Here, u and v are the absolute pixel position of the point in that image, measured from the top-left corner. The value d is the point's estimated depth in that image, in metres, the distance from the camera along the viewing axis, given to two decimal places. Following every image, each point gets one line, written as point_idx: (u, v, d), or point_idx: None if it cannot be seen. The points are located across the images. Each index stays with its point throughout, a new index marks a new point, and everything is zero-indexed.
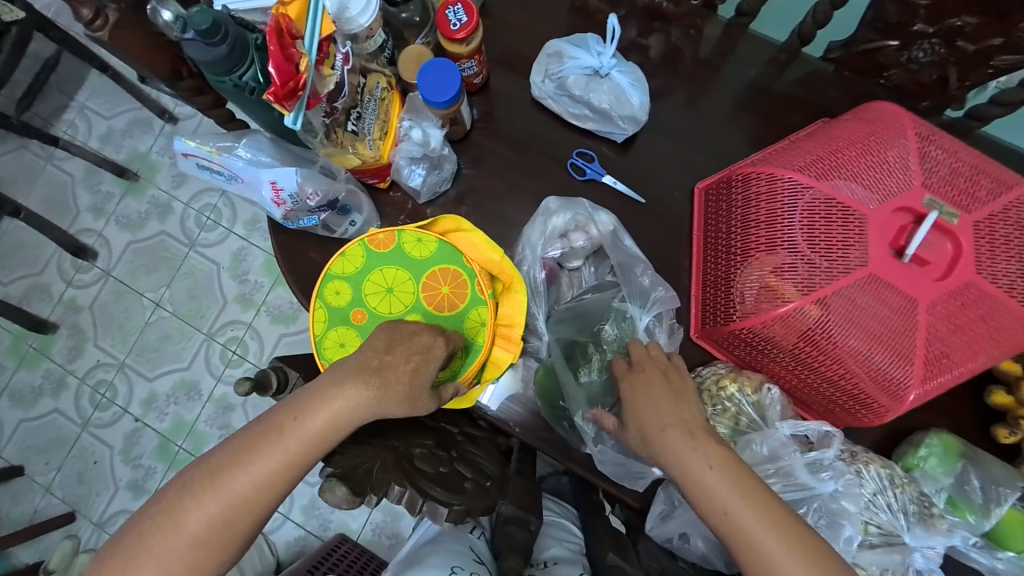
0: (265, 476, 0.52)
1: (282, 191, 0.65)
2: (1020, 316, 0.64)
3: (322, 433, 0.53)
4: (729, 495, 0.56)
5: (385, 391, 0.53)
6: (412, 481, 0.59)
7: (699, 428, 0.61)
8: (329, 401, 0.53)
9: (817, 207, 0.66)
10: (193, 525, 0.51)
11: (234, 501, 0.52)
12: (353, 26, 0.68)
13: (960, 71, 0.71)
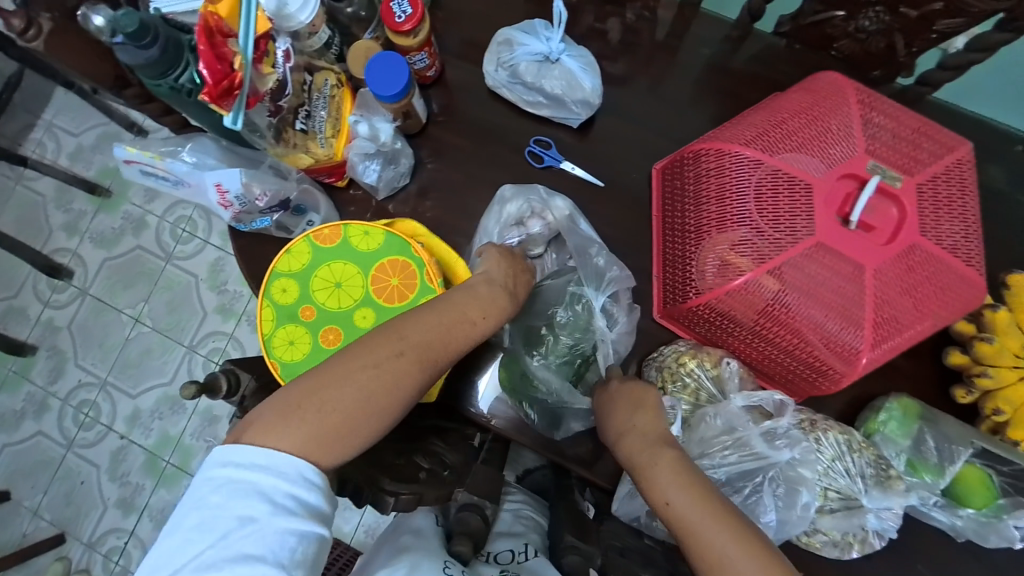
0: (378, 398, 0.49)
1: (228, 193, 0.67)
2: (966, 277, 0.59)
3: (420, 355, 0.52)
4: (695, 516, 0.50)
5: (494, 305, 0.57)
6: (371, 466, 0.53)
7: (658, 440, 0.55)
8: (448, 313, 0.54)
9: (763, 177, 0.62)
10: (332, 413, 0.48)
11: (351, 402, 0.49)
12: (294, 22, 0.68)
13: (906, 37, 0.72)
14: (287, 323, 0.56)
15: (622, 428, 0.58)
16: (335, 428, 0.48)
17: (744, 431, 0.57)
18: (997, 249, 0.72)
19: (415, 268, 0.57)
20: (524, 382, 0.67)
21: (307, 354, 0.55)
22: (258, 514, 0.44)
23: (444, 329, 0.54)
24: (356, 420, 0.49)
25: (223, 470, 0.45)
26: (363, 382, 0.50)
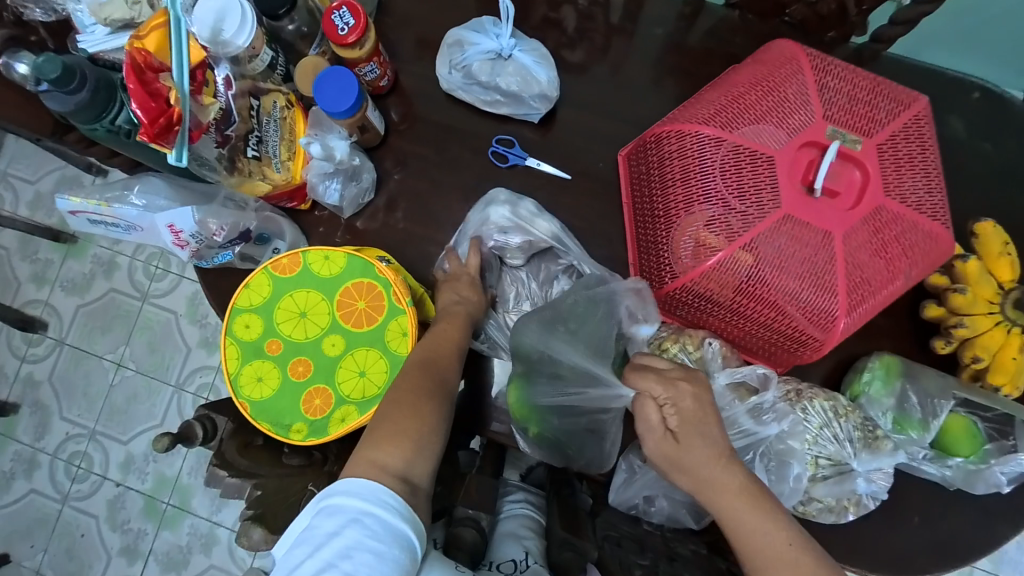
0: (412, 398, 0.50)
1: (182, 232, 0.66)
2: (933, 232, 0.59)
3: (428, 355, 0.53)
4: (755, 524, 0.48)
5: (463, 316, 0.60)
6: None
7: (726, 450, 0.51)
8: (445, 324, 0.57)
9: (725, 153, 0.62)
10: (389, 436, 0.48)
11: (403, 414, 0.49)
12: (232, 48, 0.66)
13: None
14: (253, 360, 0.55)
15: (703, 453, 0.50)
16: (392, 432, 0.48)
17: (731, 410, 0.58)
18: (965, 198, 0.73)
19: (381, 289, 0.55)
20: (559, 372, 0.62)
21: (277, 390, 0.54)
22: (345, 535, 0.42)
23: (440, 338, 0.55)
24: (408, 423, 0.49)
25: (334, 494, 0.44)
26: (404, 388, 0.51)
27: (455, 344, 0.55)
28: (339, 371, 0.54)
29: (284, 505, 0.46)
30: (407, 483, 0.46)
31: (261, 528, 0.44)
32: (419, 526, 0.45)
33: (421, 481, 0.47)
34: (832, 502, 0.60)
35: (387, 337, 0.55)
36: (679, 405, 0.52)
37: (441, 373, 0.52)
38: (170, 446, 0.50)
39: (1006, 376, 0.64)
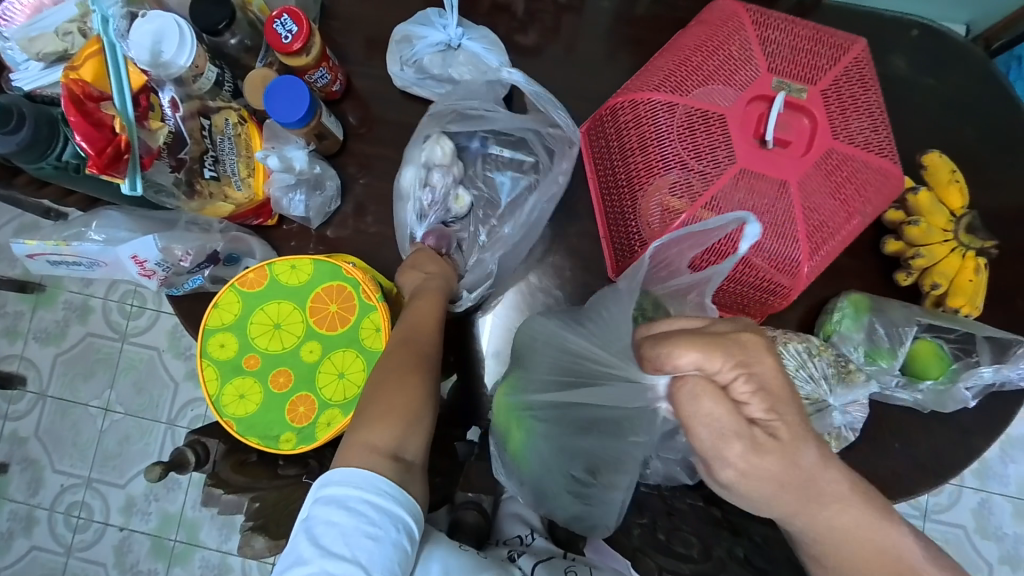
0: (392, 377, 0.50)
1: (148, 262, 0.64)
2: (884, 169, 0.62)
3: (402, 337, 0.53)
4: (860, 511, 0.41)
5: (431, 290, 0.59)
6: None
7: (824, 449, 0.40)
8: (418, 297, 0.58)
9: (679, 117, 0.63)
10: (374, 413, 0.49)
11: (384, 395, 0.50)
12: (174, 69, 0.64)
13: None
14: (235, 377, 0.55)
15: (803, 458, 0.38)
16: (380, 413, 0.49)
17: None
18: (915, 133, 0.76)
19: (351, 289, 0.56)
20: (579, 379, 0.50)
21: (260, 404, 0.54)
22: (341, 523, 0.42)
23: (412, 316, 0.56)
24: (396, 403, 0.49)
25: (328, 484, 0.45)
26: (381, 372, 0.52)
27: (432, 317, 0.56)
28: (319, 376, 0.55)
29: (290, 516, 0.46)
30: (400, 460, 0.47)
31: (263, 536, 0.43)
32: (415, 508, 0.45)
33: (413, 456, 0.48)
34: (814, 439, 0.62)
35: (362, 335, 0.56)
36: (755, 374, 0.38)
37: (425, 353, 0.53)
38: (164, 476, 0.49)
39: (964, 297, 0.68)
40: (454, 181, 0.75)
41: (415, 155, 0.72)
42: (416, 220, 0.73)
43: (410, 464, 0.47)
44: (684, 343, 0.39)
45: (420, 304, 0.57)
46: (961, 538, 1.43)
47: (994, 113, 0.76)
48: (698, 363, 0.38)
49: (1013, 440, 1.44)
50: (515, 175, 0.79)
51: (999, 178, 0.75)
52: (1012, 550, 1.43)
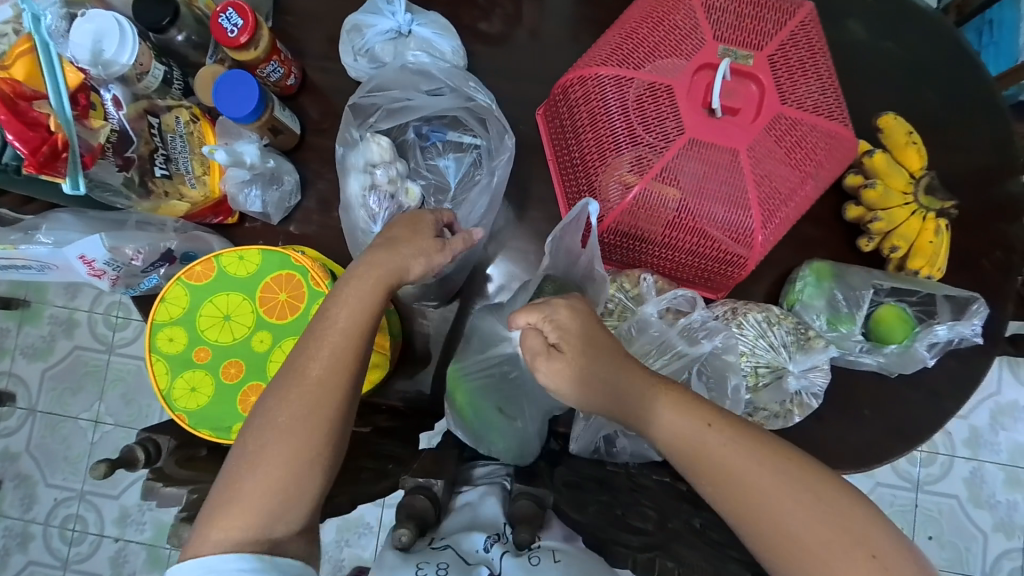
0: (295, 415, 0.46)
1: (96, 262, 0.63)
2: (833, 132, 0.61)
3: (321, 362, 0.48)
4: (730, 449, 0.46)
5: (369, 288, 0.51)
6: None
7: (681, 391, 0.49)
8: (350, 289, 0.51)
9: (627, 90, 0.62)
10: (265, 451, 0.46)
11: (284, 432, 0.46)
12: (116, 67, 0.63)
13: None
14: (184, 371, 0.55)
15: (638, 388, 0.49)
16: (266, 467, 0.45)
17: (664, 336, 0.59)
18: (878, 99, 0.75)
19: (299, 277, 0.56)
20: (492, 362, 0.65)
21: (213, 396, 0.54)
22: None
23: (336, 329, 0.49)
24: (292, 437, 0.46)
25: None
26: (288, 400, 0.47)
27: (356, 327, 0.49)
28: (270, 365, 0.55)
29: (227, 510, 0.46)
30: (273, 528, 0.44)
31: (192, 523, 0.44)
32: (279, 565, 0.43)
33: (294, 522, 0.45)
34: (776, 407, 0.63)
35: (312, 322, 0.55)
36: (558, 322, 0.49)
37: (337, 376, 0.48)
38: (110, 472, 0.50)
39: (924, 258, 0.67)
40: (399, 175, 0.73)
41: (354, 163, 0.71)
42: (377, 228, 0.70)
43: (285, 528, 0.45)
44: (530, 311, 0.50)
45: (345, 302, 0.50)
46: (954, 508, 1.43)
47: (957, 75, 0.75)
48: (530, 319, 0.50)
49: (1003, 407, 1.44)
50: (458, 156, 0.78)
51: (962, 141, 0.74)
52: (1005, 517, 1.42)
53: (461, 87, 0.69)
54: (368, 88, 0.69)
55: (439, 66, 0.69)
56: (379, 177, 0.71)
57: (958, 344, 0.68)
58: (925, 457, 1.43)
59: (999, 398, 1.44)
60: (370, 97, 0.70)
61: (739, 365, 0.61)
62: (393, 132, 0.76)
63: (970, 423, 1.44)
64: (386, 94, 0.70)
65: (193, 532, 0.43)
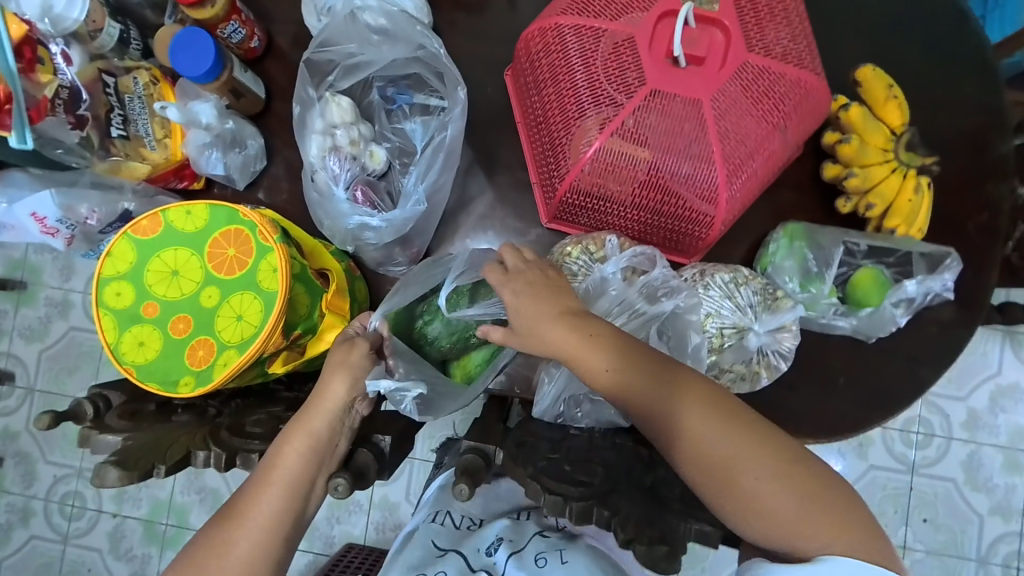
0: (267, 522, 0.47)
1: (49, 219, 0.65)
2: (802, 81, 0.59)
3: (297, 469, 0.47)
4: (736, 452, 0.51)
5: (335, 394, 0.50)
6: (222, 441, 0.47)
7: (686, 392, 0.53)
8: (325, 394, 0.50)
9: (588, 41, 0.60)
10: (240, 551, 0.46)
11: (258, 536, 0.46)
12: (68, 23, 0.61)
13: None
14: (130, 328, 0.54)
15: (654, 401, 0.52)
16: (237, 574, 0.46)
17: (623, 294, 0.59)
18: (862, 56, 0.71)
19: (247, 232, 0.55)
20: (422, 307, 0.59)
21: (160, 351, 0.54)
22: None
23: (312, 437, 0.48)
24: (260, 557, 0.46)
25: None
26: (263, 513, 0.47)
27: (319, 440, 0.49)
28: (218, 320, 0.54)
29: (158, 454, 0.42)
30: None
31: (118, 468, 0.40)
32: None
33: None
34: (741, 367, 0.62)
35: (259, 277, 0.54)
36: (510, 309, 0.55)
37: (290, 502, 0.47)
38: (55, 424, 0.50)
39: (901, 217, 0.64)
40: (362, 137, 0.71)
41: (312, 123, 0.69)
42: (337, 190, 0.69)
43: None
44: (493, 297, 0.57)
45: (308, 408, 0.50)
46: (950, 491, 1.40)
47: (948, 27, 0.71)
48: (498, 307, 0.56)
49: (1004, 389, 1.40)
50: (424, 119, 0.76)
51: (949, 98, 0.71)
52: (1003, 500, 1.39)
53: (414, 35, 0.68)
54: (321, 42, 0.67)
55: (387, 12, 0.67)
56: (339, 135, 0.70)
57: (930, 300, 0.66)
58: (920, 440, 1.41)
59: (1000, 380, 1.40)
60: (325, 53, 0.68)
61: (703, 326, 0.60)
62: (354, 93, 0.74)
63: (966, 404, 1.40)
64: (341, 50, 0.69)
65: (119, 474, 0.40)
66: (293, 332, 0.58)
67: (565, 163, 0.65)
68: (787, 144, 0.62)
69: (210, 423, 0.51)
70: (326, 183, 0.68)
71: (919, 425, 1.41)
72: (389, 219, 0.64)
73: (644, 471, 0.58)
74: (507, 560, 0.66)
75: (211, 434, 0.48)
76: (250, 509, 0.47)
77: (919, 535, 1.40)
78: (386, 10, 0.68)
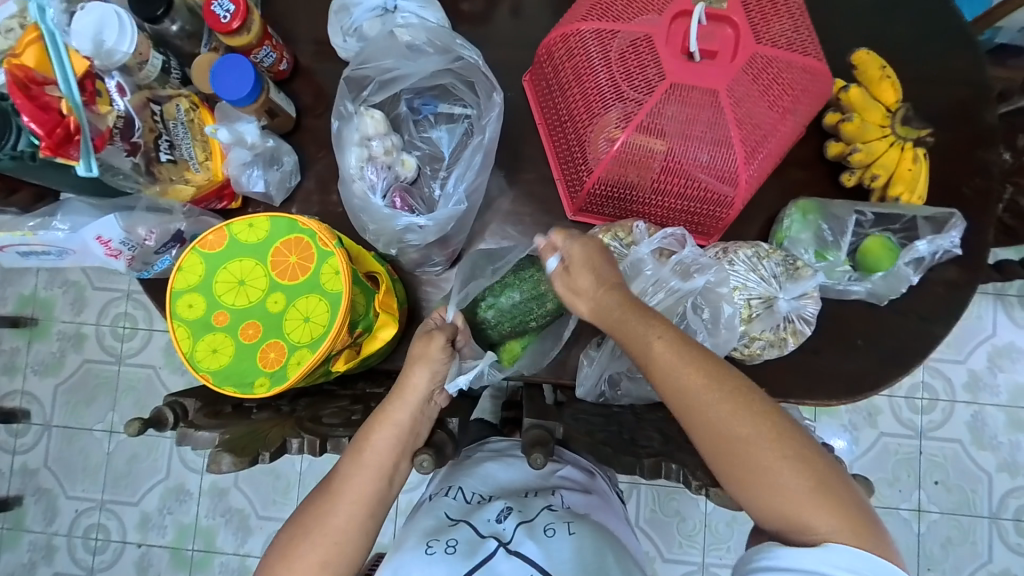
0: (358, 496, 0.51)
1: (112, 242, 0.66)
2: (807, 67, 0.65)
3: (385, 453, 0.51)
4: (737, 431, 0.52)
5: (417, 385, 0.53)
6: (311, 430, 0.52)
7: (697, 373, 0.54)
8: (409, 384, 0.53)
9: (609, 43, 0.65)
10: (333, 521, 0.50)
11: (350, 507, 0.50)
12: (118, 55, 0.65)
13: None
14: (205, 334, 0.58)
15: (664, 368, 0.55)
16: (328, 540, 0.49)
17: (657, 274, 0.63)
18: (853, 43, 0.77)
19: (308, 239, 0.58)
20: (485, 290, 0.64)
21: (234, 355, 0.57)
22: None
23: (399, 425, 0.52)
24: (353, 527, 0.50)
25: None
26: (354, 487, 0.51)
27: (406, 425, 0.52)
28: (286, 323, 0.58)
29: (260, 443, 0.47)
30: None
31: (231, 455, 0.45)
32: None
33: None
34: (770, 335, 0.66)
35: (323, 280, 0.58)
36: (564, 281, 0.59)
37: (381, 479, 0.51)
38: (145, 432, 0.51)
39: (903, 185, 0.70)
40: (395, 146, 0.75)
41: (348, 136, 0.73)
42: (376, 197, 0.73)
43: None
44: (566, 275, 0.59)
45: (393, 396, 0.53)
46: (957, 452, 1.46)
47: (928, 13, 0.77)
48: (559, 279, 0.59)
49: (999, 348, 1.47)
50: (450, 126, 0.80)
51: (935, 77, 0.77)
52: (1008, 456, 1.46)
53: (449, 46, 0.72)
54: (359, 60, 0.72)
55: (423, 27, 0.72)
56: (376, 145, 0.73)
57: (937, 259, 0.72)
58: (926, 404, 1.47)
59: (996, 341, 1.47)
60: (363, 69, 0.72)
61: (733, 297, 0.64)
62: (385, 105, 0.78)
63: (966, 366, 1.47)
64: (377, 66, 0.73)
65: (235, 460, 0.44)
66: (355, 330, 0.62)
67: (592, 156, 0.69)
68: (795, 126, 0.67)
69: (290, 416, 0.55)
70: (366, 190, 0.71)
71: (922, 389, 1.47)
72: (433, 219, 0.68)
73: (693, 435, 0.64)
74: (520, 527, 0.59)
75: (298, 424, 0.53)
76: (340, 485, 0.51)
77: (933, 497, 1.45)
78: (422, 26, 0.73)
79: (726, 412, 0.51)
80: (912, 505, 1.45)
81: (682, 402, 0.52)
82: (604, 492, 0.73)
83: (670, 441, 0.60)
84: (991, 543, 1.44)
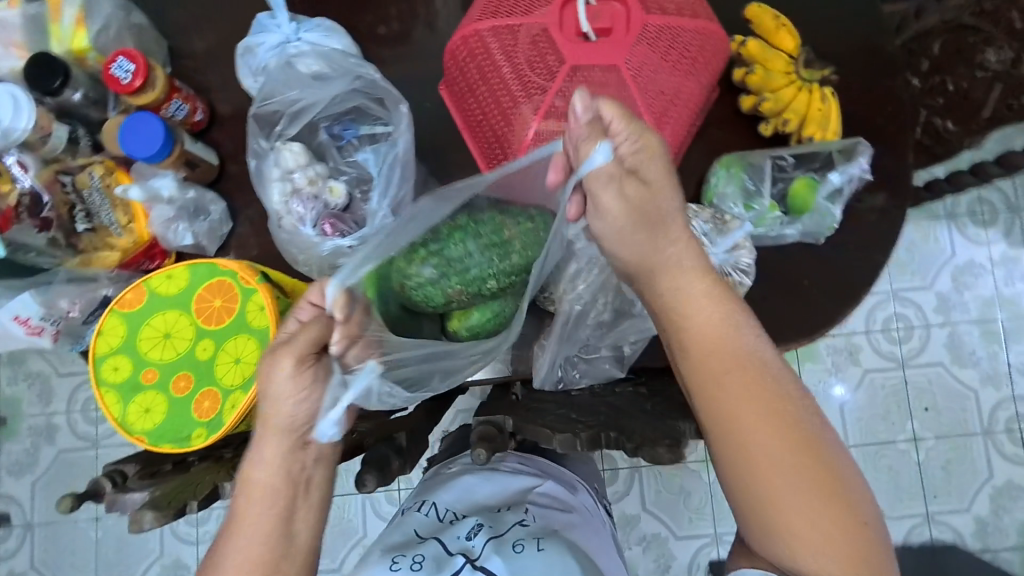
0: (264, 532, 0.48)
1: (31, 320, 0.69)
2: (699, 29, 0.66)
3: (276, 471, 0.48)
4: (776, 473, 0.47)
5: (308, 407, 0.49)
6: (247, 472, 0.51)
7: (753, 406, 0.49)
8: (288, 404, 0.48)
9: (505, 38, 0.66)
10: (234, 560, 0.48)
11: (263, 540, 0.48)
12: (15, 133, 0.66)
13: None
14: (134, 395, 0.56)
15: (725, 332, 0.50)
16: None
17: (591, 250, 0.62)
18: None
19: (228, 279, 0.56)
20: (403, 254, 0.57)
21: (167, 412, 0.55)
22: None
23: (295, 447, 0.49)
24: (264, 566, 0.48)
25: None
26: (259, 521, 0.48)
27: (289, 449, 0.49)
28: (218, 368, 0.56)
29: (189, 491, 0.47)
30: None
31: (153, 510, 0.44)
32: None
33: None
34: None
35: (250, 317, 0.56)
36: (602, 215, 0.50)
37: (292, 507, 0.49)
38: (75, 506, 0.50)
39: (814, 125, 0.72)
40: (319, 175, 0.73)
41: (268, 172, 0.72)
42: (306, 229, 0.71)
43: None
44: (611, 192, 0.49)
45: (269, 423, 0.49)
46: (940, 374, 1.49)
47: None
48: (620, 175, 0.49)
49: (962, 267, 1.50)
50: (375, 146, 0.76)
51: (834, 17, 0.79)
52: (989, 370, 1.49)
53: (348, 68, 0.74)
54: (263, 95, 0.72)
55: (321, 54, 0.73)
56: (297, 176, 0.72)
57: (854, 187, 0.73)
58: (902, 334, 1.49)
59: (958, 261, 1.50)
60: (269, 104, 0.73)
61: None
62: (303, 136, 0.76)
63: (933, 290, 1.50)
64: (283, 99, 0.73)
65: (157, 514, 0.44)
66: None
67: (512, 151, 0.69)
68: (699, 87, 0.69)
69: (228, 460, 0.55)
70: (293, 224, 0.70)
71: (897, 320, 1.50)
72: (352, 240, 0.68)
73: (645, 399, 0.65)
74: (488, 542, 0.58)
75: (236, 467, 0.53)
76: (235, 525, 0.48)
77: (926, 423, 1.47)
78: (318, 51, 0.73)
79: (760, 425, 0.48)
80: (909, 436, 1.47)
81: (720, 406, 0.49)
82: (584, 509, 0.73)
83: (616, 410, 0.61)
84: (989, 457, 1.46)
